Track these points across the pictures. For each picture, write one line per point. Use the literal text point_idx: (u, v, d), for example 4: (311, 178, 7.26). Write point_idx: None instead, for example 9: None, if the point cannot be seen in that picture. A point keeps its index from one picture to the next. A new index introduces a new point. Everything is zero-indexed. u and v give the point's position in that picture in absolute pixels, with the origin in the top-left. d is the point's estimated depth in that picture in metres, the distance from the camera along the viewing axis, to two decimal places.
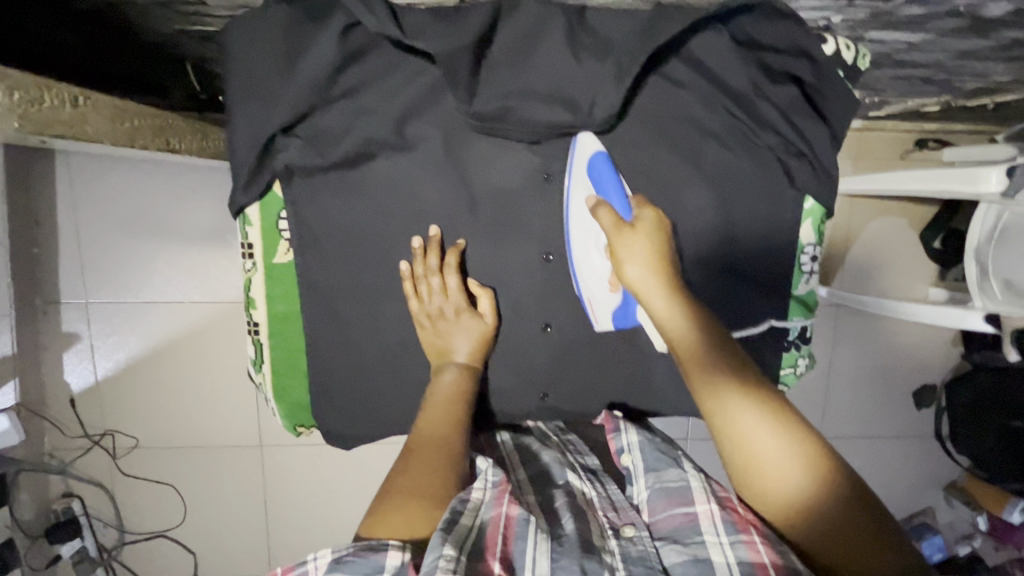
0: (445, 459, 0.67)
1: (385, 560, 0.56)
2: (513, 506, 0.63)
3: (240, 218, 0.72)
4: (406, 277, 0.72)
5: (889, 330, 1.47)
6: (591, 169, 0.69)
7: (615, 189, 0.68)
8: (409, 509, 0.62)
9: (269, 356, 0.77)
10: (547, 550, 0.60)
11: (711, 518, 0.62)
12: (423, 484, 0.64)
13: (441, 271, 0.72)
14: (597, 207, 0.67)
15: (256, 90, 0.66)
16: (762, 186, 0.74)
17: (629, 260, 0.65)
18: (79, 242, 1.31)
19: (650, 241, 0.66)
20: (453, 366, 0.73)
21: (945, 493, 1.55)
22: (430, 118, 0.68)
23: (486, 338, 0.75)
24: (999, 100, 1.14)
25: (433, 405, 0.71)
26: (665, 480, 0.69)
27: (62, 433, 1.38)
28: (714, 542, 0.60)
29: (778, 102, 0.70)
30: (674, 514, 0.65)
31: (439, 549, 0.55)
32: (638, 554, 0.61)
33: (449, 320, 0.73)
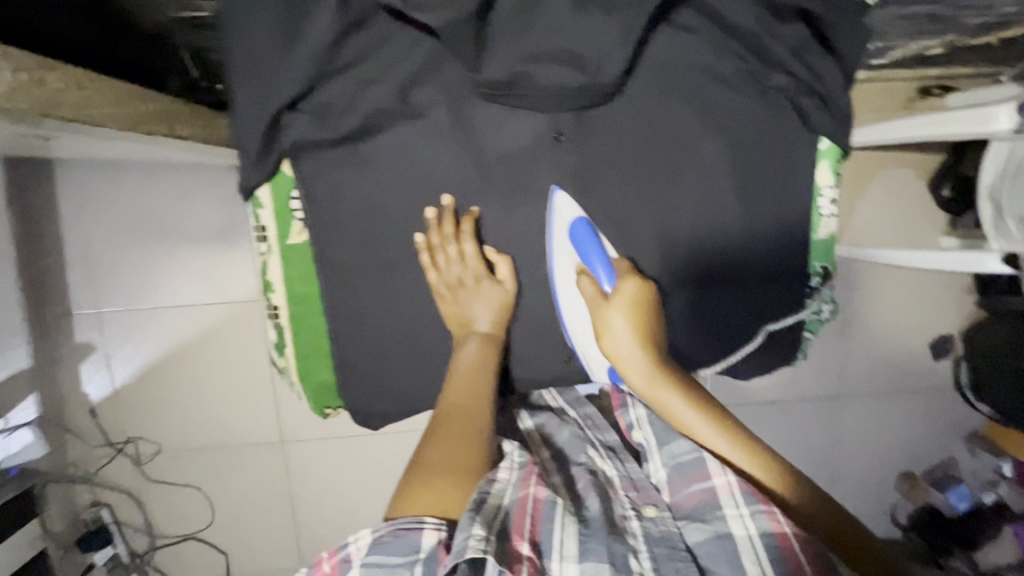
0: (474, 430, 0.67)
1: (420, 540, 0.56)
2: (540, 488, 0.63)
3: (251, 200, 0.71)
4: (423, 249, 0.71)
5: (902, 280, 1.47)
6: (573, 234, 0.71)
7: (597, 259, 0.70)
8: (440, 487, 0.62)
9: (291, 340, 0.77)
10: (576, 534, 0.59)
11: (730, 490, 0.62)
12: (451, 459, 0.64)
13: (458, 239, 0.71)
14: (580, 274, 0.71)
15: (257, 67, 0.64)
16: (773, 131, 0.73)
17: (605, 337, 0.66)
18: (88, 251, 1.31)
19: (628, 315, 0.66)
20: (476, 336, 0.73)
21: (968, 443, 1.56)
22: (435, 85, 0.67)
23: (506, 305, 0.74)
24: (1005, 35, 1.11)
25: (458, 375, 0.71)
26: (678, 455, 0.69)
27: (85, 444, 1.39)
28: (735, 514, 0.61)
29: (787, 41, 0.68)
30: (692, 491, 0.66)
31: (469, 529, 0.55)
32: (661, 535, 0.62)
33: (469, 289, 0.73)
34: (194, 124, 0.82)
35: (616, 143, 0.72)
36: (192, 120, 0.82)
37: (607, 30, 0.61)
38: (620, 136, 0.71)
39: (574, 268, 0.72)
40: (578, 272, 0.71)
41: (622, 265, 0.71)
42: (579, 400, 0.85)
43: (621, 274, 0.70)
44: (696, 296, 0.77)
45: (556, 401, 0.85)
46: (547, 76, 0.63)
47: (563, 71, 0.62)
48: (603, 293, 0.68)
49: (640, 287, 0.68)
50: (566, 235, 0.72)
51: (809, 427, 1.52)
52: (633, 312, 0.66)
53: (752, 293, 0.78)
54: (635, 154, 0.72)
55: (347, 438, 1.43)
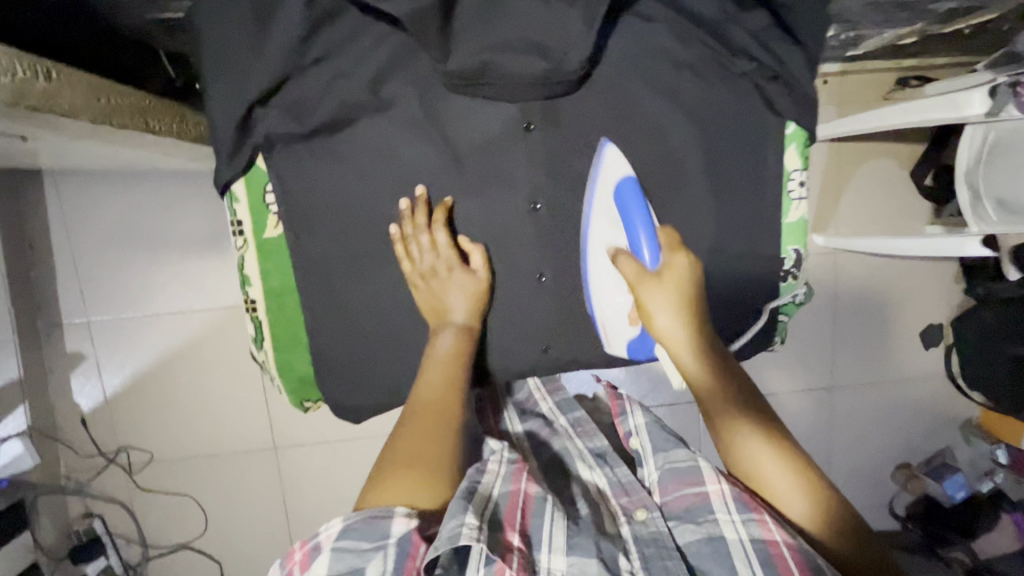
0: (445, 425, 0.66)
1: (391, 527, 0.56)
2: (531, 484, 0.66)
3: (227, 196, 0.72)
4: (397, 240, 0.72)
5: (888, 270, 1.47)
6: (618, 196, 0.71)
7: (643, 236, 0.70)
8: (408, 476, 0.62)
9: (270, 333, 0.78)
10: (564, 528, 0.62)
11: (723, 498, 0.65)
12: (421, 449, 0.64)
13: (430, 229, 0.72)
14: (618, 254, 0.72)
15: (228, 63, 0.65)
16: (741, 116, 0.74)
17: (655, 312, 0.69)
18: (78, 261, 1.32)
19: (675, 293, 0.69)
20: (452, 327, 0.73)
21: (962, 432, 1.55)
22: (405, 78, 0.68)
23: (480, 295, 0.74)
24: (974, 22, 1.13)
25: (431, 367, 0.71)
26: (673, 461, 0.73)
27: (77, 454, 1.38)
28: (727, 519, 0.63)
29: (749, 26, 0.69)
30: (684, 494, 0.69)
31: (461, 516, 0.57)
32: (650, 535, 0.65)
33: (442, 278, 0.73)
34: (170, 121, 0.83)
35: (586, 131, 0.73)
36: (168, 117, 0.83)
37: (570, 18, 0.62)
38: (590, 125, 0.72)
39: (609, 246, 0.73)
40: (613, 253, 0.72)
41: (664, 238, 0.71)
42: (570, 403, 0.90)
43: (665, 252, 0.70)
44: None
45: (546, 402, 0.91)
46: (514, 64, 0.63)
47: (528, 59, 0.63)
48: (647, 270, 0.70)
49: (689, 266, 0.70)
50: (611, 199, 0.72)
51: (802, 420, 1.51)
52: (679, 290, 0.69)
53: (725, 278, 0.79)
54: (606, 142, 0.73)
55: (339, 442, 1.43)
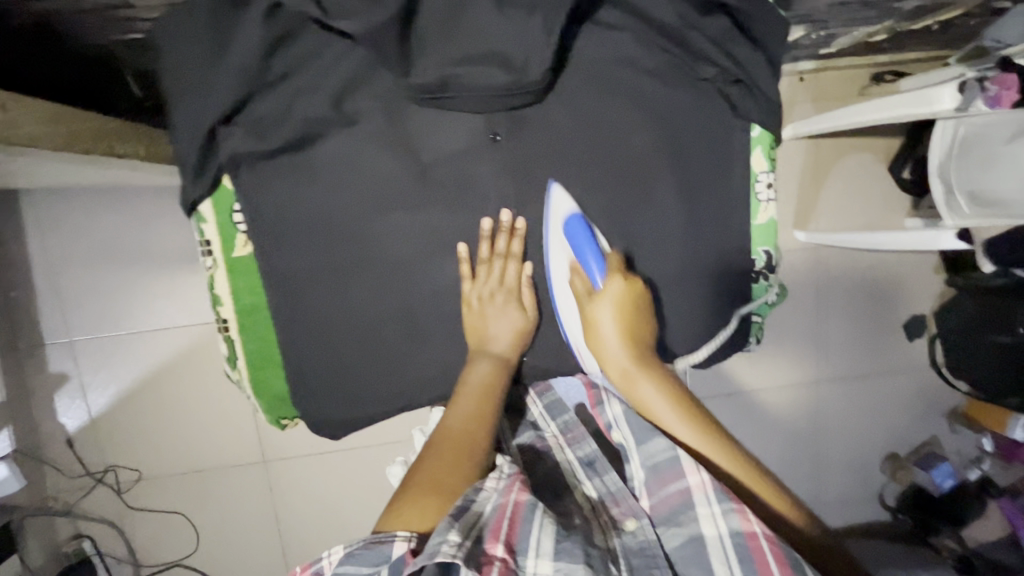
0: (472, 454, 0.67)
1: (391, 551, 0.57)
2: (522, 493, 0.62)
3: (194, 216, 0.72)
4: (463, 259, 0.73)
5: (869, 263, 1.49)
6: (568, 230, 0.72)
7: (592, 257, 0.71)
8: (426, 504, 0.62)
9: (243, 353, 0.77)
10: (552, 532, 0.59)
11: (704, 489, 0.61)
12: (443, 477, 0.65)
13: (505, 256, 0.74)
14: (573, 272, 0.73)
15: (190, 82, 0.64)
16: (706, 119, 0.74)
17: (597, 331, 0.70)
18: (59, 280, 1.31)
19: (615, 311, 0.70)
20: (490, 357, 0.74)
21: (948, 421, 1.57)
22: (369, 92, 0.68)
23: (524, 332, 0.76)
24: (940, 19, 1.14)
25: (466, 394, 0.71)
26: (654, 455, 0.66)
27: (63, 475, 1.37)
28: (708, 513, 0.60)
29: (709, 32, 0.70)
30: (668, 493, 0.64)
31: (444, 534, 0.56)
32: (640, 546, 0.62)
33: (496, 307, 0.74)
34: (139, 142, 0.83)
35: (552, 140, 0.73)
36: (136, 139, 0.82)
37: (529, 27, 0.62)
38: (557, 133, 0.73)
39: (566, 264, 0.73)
40: (569, 270, 0.73)
41: (611, 260, 0.72)
42: (560, 406, 0.83)
43: (609, 269, 0.71)
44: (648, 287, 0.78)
45: (537, 405, 0.85)
46: (476, 76, 0.63)
47: (490, 69, 0.63)
48: (592, 290, 0.71)
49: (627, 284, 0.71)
50: (560, 230, 0.73)
51: (791, 415, 1.52)
52: (620, 308, 0.71)
53: (695, 279, 0.79)
54: (573, 151, 0.74)
55: (329, 453, 1.43)
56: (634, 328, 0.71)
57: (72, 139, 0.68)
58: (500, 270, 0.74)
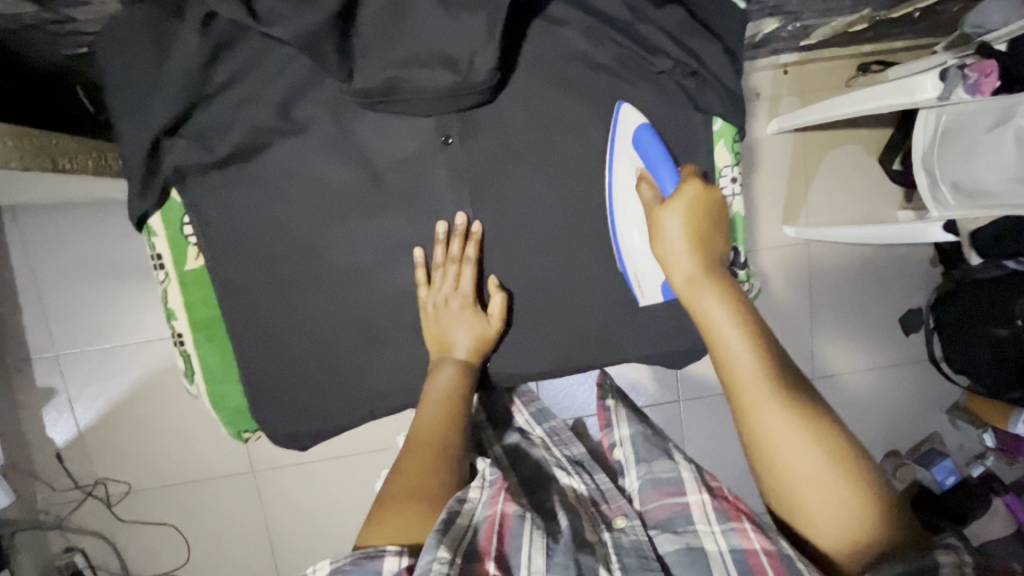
0: (441, 459, 0.66)
1: (382, 566, 0.54)
2: (508, 503, 0.63)
3: (144, 229, 0.71)
4: (421, 265, 0.72)
5: (859, 257, 1.46)
6: (638, 143, 0.71)
7: (667, 170, 0.69)
8: (409, 516, 0.60)
9: (200, 367, 0.76)
10: (543, 547, 0.59)
11: (704, 508, 0.66)
12: (418, 487, 0.63)
13: (460, 261, 0.72)
14: (641, 179, 0.70)
15: (131, 94, 0.63)
16: (664, 115, 0.73)
17: (662, 233, 0.65)
18: (40, 295, 1.31)
19: (684, 217, 0.65)
20: (453, 362, 0.72)
21: (949, 416, 1.52)
22: (315, 99, 0.66)
23: (487, 338, 0.73)
24: (921, 5, 1.11)
25: (430, 401, 0.70)
26: (656, 472, 0.74)
27: (54, 489, 1.37)
28: (707, 531, 0.64)
29: (665, 24, 0.68)
30: (667, 504, 0.69)
31: (434, 551, 0.54)
32: (632, 545, 0.64)
33: (453, 313, 0.72)
34: (86, 157, 0.81)
35: (508, 140, 0.71)
36: (83, 153, 0.81)
37: (472, 26, 0.60)
38: (512, 135, 0.71)
39: (634, 173, 0.71)
40: (636, 178, 0.70)
41: (687, 173, 0.68)
42: (544, 414, 0.90)
43: (684, 178, 0.68)
44: (611, 287, 0.77)
45: (522, 413, 0.90)
46: (420, 80, 0.62)
47: (435, 71, 0.61)
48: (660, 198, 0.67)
49: (702, 193, 0.67)
50: (628, 143, 0.71)
51: None
52: (693, 212, 0.65)
53: None
54: (531, 153, 0.72)
55: (316, 462, 1.41)
56: (705, 243, 0.65)
57: (7, 156, 0.66)
58: (454, 277, 0.72)
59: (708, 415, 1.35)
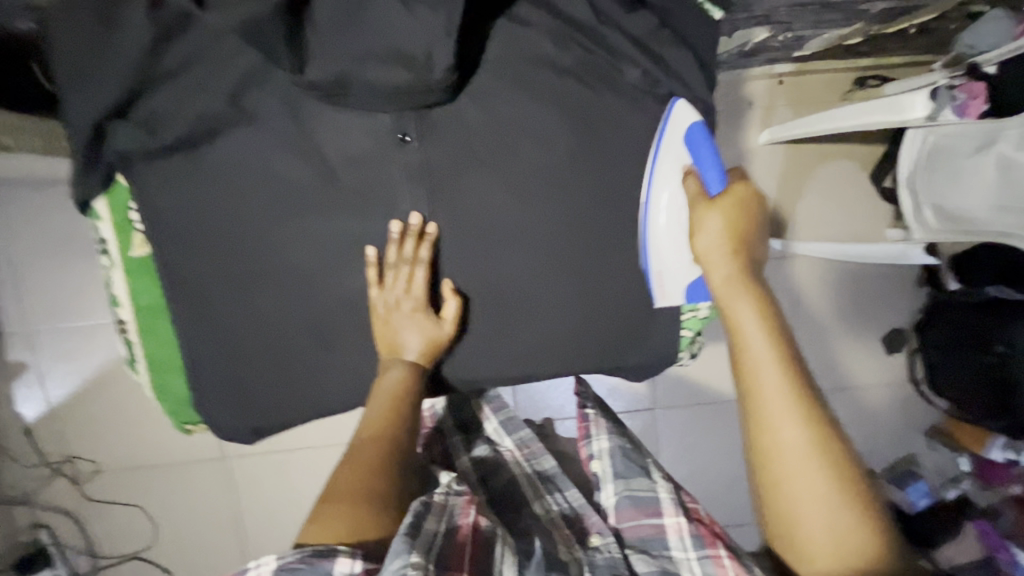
0: (389, 460, 0.65)
1: (334, 567, 0.52)
2: (479, 518, 0.68)
3: (89, 213, 0.70)
4: (372, 264, 0.70)
5: (845, 275, 1.43)
6: (690, 141, 0.69)
7: (715, 168, 0.67)
8: (355, 516, 0.59)
9: (143, 354, 0.75)
10: (514, 562, 0.63)
11: (679, 532, 0.70)
12: (367, 488, 0.62)
13: (412, 262, 0.70)
14: (687, 174, 0.69)
15: (77, 74, 0.62)
16: (631, 122, 0.71)
17: (701, 233, 0.65)
18: (10, 270, 1.29)
19: (727, 218, 0.64)
20: (401, 365, 0.70)
21: (928, 440, 1.49)
22: (267, 89, 0.64)
23: (439, 342, 0.72)
24: (915, 22, 1.09)
25: (377, 403, 0.68)
26: (633, 489, 0.77)
27: (22, 464, 1.36)
28: (683, 557, 0.67)
29: (633, 33, 0.68)
30: (642, 524, 0.73)
31: (406, 555, 0.54)
32: (605, 561, 0.68)
33: (404, 315, 0.70)
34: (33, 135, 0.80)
35: (469, 141, 0.70)
36: None
37: (429, 21, 0.58)
38: (473, 136, 0.70)
39: (679, 169, 0.70)
40: (683, 173, 0.69)
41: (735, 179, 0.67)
42: (515, 424, 0.94)
43: (732, 183, 0.67)
44: (570, 296, 0.75)
45: (491, 421, 0.94)
46: (372, 74, 0.60)
47: (388, 66, 0.59)
48: (705, 195, 0.67)
49: (751, 200, 0.66)
50: (679, 141, 0.70)
51: None
52: (736, 215, 0.65)
53: (624, 288, 0.75)
54: (491, 155, 0.70)
55: (285, 452, 1.40)
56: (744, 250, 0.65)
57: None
58: (406, 279, 0.70)
59: (682, 426, 1.33)
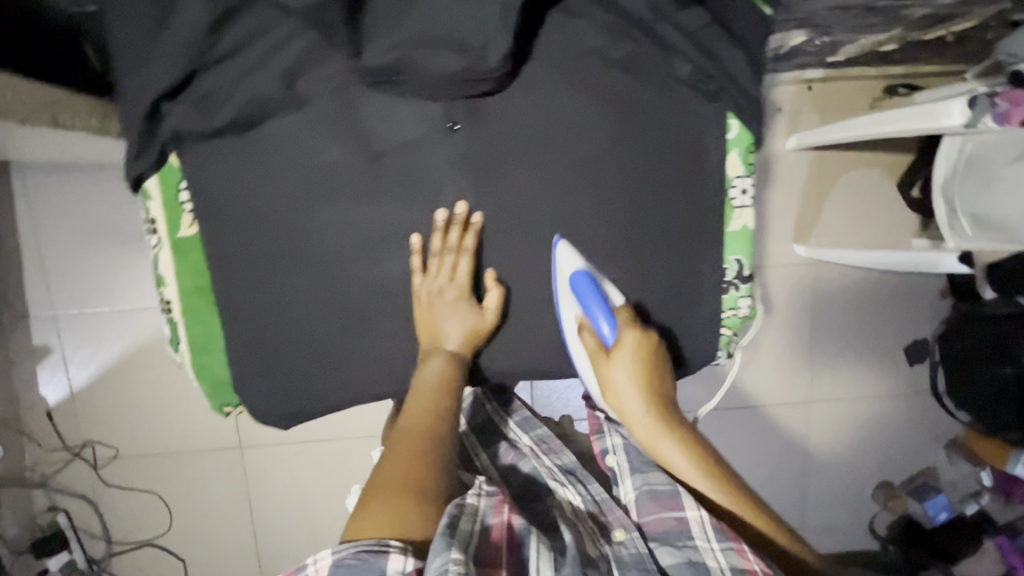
0: (432, 446, 0.65)
1: (387, 564, 0.53)
2: (513, 515, 0.66)
3: (140, 191, 0.70)
4: (417, 252, 0.70)
5: (871, 283, 1.42)
6: (574, 287, 0.70)
7: (602, 314, 0.69)
8: (400, 508, 0.59)
9: (186, 335, 0.75)
10: (551, 560, 0.61)
11: (702, 525, 0.65)
12: (409, 478, 0.61)
13: (457, 251, 0.70)
14: (582, 328, 0.71)
15: (135, 54, 0.62)
16: (678, 117, 0.71)
17: (614, 395, 0.69)
18: (39, 254, 1.30)
19: (630, 371, 0.67)
20: (442, 354, 0.71)
21: (947, 452, 1.48)
22: (320, 73, 0.65)
23: (480, 331, 0.72)
24: (954, 28, 1.08)
25: (420, 393, 0.69)
26: (652, 483, 0.74)
27: (42, 448, 1.37)
28: (707, 548, 0.63)
29: (685, 25, 0.67)
30: (662, 516, 0.70)
31: (448, 552, 0.53)
32: (632, 558, 0.66)
33: (446, 303, 0.70)
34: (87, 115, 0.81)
35: (515, 131, 0.70)
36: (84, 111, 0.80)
37: (484, 9, 0.59)
38: (519, 127, 0.70)
39: (575, 319, 0.72)
40: (578, 325, 0.71)
41: (622, 317, 0.69)
42: (530, 423, 0.92)
43: (620, 326, 0.68)
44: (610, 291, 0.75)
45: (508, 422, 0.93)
46: (427, 60, 0.60)
47: (443, 53, 0.60)
48: (603, 349, 0.69)
49: (640, 337, 0.68)
50: (567, 284, 0.71)
51: (782, 438, 1.46)
52: (636, 364, 0.67)
53: (663, 284, 0.75)
54: (535, 146, 0.70)
55: (302, 444, 1.40)
56: (654, 387, 0.68)
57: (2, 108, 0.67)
58: (450, 267, 0.70)
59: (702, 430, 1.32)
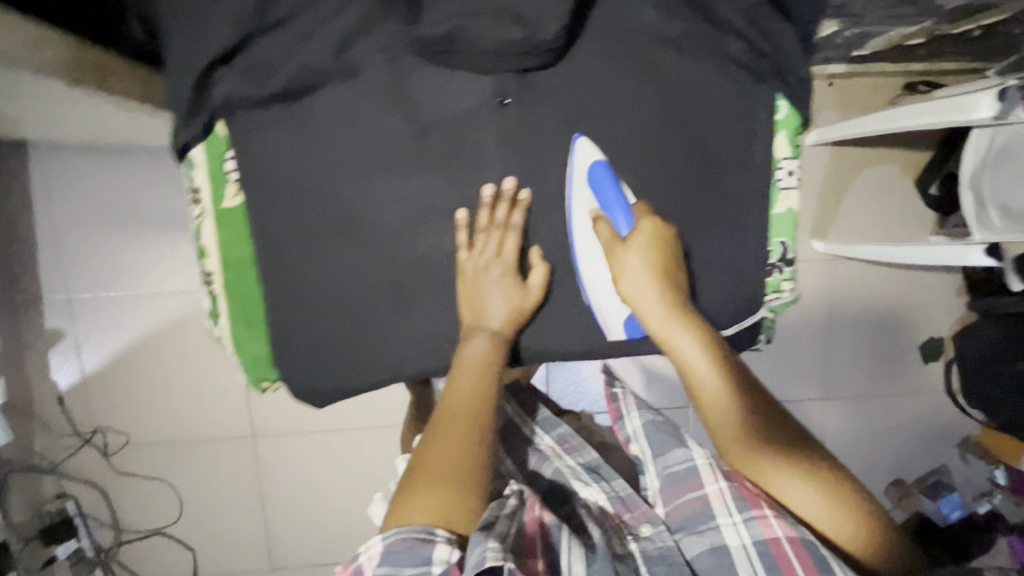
0: (475, 429, 0.61)
1: (432, 552, 0.54)
2: (545, 511, 0.67)
3: (185, 160, 0.70)
4: (462, 227, 0.70)
5: (890, 279, 1.41)
6: (591, 178, 0.68)
7: (620, 205, 0.67)
8: (441, 497, 0.58)
9: (224, 308, 0.75)
10: (582, 555, 0.61)
11: (722, 498, 0.68)
12: (451, 470, 0.59)
13: (504, 226, 0.70)
14: (597, 219, 0.68)
15: (189, 18, 0.62)
16: (726, 96, 0.71)
17: (624, 280, 0.65)
18: (57, 235, 1.29)
19: (645, 257, 0.65)
20: (485, 332, 0.69)
21: (960, 451, 1.48)
22: (372, 44, 0.65)
23: (523, 310, 0.71)
24: (984, 22, 1.09)
25: (464, 370, 0.65)
26: (671, 465, 0.76)
27: (53, 433, 1.35)
28: (729, 522, 0.66)
29: (738, 2, 0.67)
30: (685, 499, 0.71)
31: (484, 542, 0.55)
32: (658, 552, 0.68)
33: (492, 278, 0.70)
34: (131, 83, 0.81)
35: (563, 107, 0.69)
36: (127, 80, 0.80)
37: None
38: (567, 104, 0.69)
39: (589, 214, 0.70)
40: (592, 218, 0.69)
41: (639, 209, 0.67)
42: (552, 423, 0.91)
43: (638, 216, 0.67)
44: None
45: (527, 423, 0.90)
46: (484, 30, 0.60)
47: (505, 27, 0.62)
48: (619, 237, 0.66)
49: (658, 228, 0.67)
50: (582, 179, 0.69)
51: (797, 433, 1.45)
52: (651, 253, 0.65)
53: (706, 266, 0.74)
54: (582, 124, 0.70)
55: (316, 433, 1.38)
56: (667, 281, 0.65)
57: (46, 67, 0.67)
58: (497, 242, 0.70)
59: None
